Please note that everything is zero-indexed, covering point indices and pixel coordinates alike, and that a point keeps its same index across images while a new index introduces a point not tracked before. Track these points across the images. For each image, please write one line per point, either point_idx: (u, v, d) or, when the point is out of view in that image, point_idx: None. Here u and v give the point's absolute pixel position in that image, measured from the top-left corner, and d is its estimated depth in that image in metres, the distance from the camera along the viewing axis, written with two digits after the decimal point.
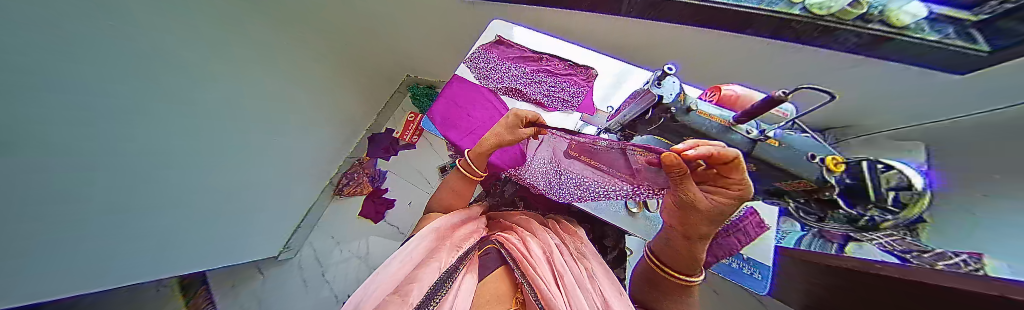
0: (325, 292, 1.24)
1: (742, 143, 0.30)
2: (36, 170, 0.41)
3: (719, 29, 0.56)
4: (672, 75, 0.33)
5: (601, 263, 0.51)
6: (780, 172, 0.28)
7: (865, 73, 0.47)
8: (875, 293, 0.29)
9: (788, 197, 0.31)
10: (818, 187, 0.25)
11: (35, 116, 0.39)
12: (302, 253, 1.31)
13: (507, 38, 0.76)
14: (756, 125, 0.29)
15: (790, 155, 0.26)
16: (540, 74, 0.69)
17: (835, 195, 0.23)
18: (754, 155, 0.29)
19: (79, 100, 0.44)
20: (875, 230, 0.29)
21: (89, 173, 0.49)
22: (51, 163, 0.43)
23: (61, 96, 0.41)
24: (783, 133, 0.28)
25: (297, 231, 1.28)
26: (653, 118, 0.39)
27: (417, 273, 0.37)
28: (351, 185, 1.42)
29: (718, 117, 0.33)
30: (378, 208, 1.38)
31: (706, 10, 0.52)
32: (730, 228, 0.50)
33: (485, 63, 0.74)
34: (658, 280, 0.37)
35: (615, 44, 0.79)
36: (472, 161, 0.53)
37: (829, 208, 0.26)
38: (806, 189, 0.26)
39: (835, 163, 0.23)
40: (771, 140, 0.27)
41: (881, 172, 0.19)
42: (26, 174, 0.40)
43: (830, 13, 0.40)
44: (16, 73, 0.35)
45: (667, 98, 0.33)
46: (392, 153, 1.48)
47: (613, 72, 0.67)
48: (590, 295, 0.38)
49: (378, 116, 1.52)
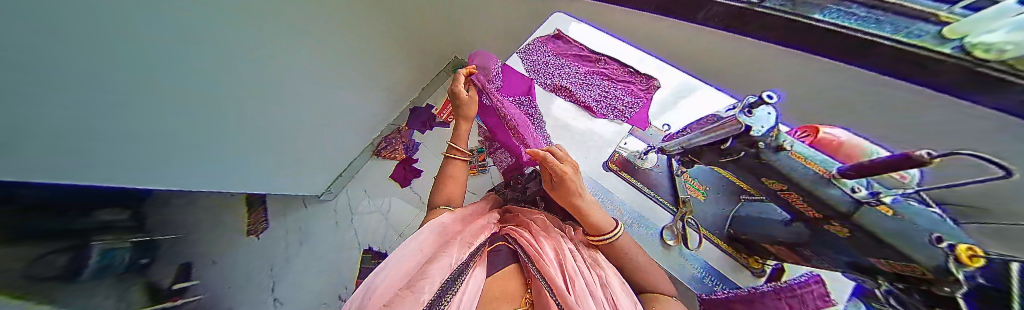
0: (349, 236, 1.41)
1: (844, 202, 0.24)
2: (44, 168, 0.43)
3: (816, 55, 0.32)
4: (770, 105, 0.28)
5: (617, 276, 0.48)
6: (891, 249, 0.22)
7: None
8: None
9: (882, 278, 0.26)
10: (938, 278, 0.19)
11: (32, 116, 0.36)
12: (338, 198, 1.49)
13: (564, 33, 0.80)
14: (866, 183, 0.22)
15: (902, 229, 0.21)
16: (594, 77, 0.75)
17: (959, 294, 0.19)
18: (853, 217, 0.24)
19: (177, 49, 0.51)
20: None
21: (91, 168, 0.49)
22: (60, 162, 0.44)
23: (59, 95, 0.37)
24: (900, 201, 0.20)
25: (339, 178, 1.46)
26: (731, 150, 0.34)
27: (428, 269, 0.42)
28: (388, 149, 1.56)
29: (815, 164, 0.26)
30: (406, 175, 1.49)
31: (799, 27, 0.33)
32: (783, 290, 0.43)
33: (541, 57, 0.82)
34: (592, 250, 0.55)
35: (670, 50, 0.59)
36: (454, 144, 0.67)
37: (935, 305, 0.22)
38: (910, 275, 0.22)
39: (969, 254, 0.17)
40: (884, 207, 0.21)
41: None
42: (33, 171, 0.42)
43: (997, 58, 0.17)
44: (12, 72, 0.30)
45: (757, 131, 0.29)
46: (428, 127, 1.56)
47: (675, 84, 0.61)
48: (600, 299, 0.40)
49: (422, 90, 1.60)
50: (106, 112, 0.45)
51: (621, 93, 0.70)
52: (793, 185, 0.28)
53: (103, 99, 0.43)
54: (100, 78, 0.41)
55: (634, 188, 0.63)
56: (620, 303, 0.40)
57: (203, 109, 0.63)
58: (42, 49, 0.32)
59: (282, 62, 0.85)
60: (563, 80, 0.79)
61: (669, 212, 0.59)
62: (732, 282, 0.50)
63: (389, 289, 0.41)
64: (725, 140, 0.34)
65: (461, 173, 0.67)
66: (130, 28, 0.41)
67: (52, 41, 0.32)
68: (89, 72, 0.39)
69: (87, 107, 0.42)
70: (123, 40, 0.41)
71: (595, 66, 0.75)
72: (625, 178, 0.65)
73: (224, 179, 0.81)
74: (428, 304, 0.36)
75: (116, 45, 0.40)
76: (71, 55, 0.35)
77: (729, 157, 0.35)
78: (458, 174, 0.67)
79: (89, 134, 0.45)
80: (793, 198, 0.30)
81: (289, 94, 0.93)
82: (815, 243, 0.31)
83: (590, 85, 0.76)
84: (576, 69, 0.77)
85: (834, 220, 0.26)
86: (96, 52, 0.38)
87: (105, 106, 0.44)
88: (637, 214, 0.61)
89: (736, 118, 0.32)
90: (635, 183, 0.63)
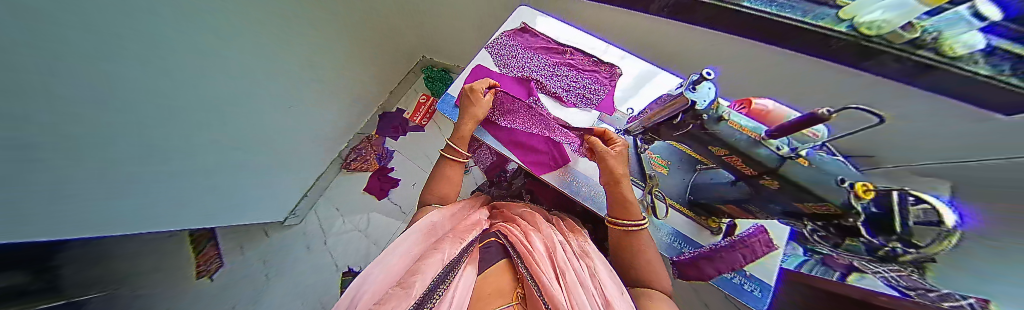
0: (326, 259, 1.31)
1: (770, 159, 0.28)
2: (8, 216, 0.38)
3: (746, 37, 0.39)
4: (710, 80, 0.31)
5: (605, 263, 0.51)
6: (808, 195, 0.26)
7: None
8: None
9: (805, 220, 0.31)
10: (841, 214, 0.24)
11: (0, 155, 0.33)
12: (307, 220, 1.37)
13: (531, 26, 0.74)
14: (787, 142, 0.26)
15: (814, 178, 0.24)
16: (562, 68, 0.67)
17: (857, 223, 0.23)
18: (779, 171, 0.28)
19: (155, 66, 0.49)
20: (881, 263, 0.27)
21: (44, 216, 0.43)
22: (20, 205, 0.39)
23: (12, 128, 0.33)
24: (813, 153, 0.24)
25: (305, 198, 1.32)
26: (681, 123, 0.37)
27: (420, 265, 0.40)
28: (358, 160, 1.45)
29: (747, 130, 0.29)
30: (383, 185, 1.41)
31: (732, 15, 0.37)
32: (737, 242, 0.49)
33: (506, 50, 0.71)
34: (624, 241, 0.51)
35: (649, 44, 0.68)
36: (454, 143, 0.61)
37: (847, 235, 0.27)
38: (826, 213, 0.26)
39: (865, 190, 0.21)
40: (801, 159, 0.25)
41: (913, 205, 0.19)
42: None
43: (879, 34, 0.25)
44: None
45: (700, 105, 0.31)
46: (401, 132, 1.49)
47: (635, 72, 0.64)
48: (593, 294, 0.41)
49: (390, 95, 1.52)
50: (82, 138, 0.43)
51: (590, 82, 0.64)
52: (734, 150, 0.32)
53: (75, 125, 0.41)
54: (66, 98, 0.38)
55: None
56: (612, 298, 0.41)
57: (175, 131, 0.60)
58: (6, 71, 0.30)
59: (265, 82, 0.81)
60: (531, 72, 0.67)
61: (639, 187, 0.59)
62: (695, 242, 0.56)
63: (378, 288, 0.39)
64: (677, 115, 0.37)
65: (458, 174, 0.63)
66: (101, 45, 0.40)
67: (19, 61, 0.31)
68: (49, 94, 0.36)
69: (52, 137, 0.39)
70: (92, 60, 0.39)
71: (562, 58, 0.68)
72: None
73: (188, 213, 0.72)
74: (419, 300, 0.35)
75: (82, 66, 0.38)
76: (32, 75, 0.33)
77: (681, 130, 0.38)
78: (454, 175, 0.63)
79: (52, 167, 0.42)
80: (735, 161, 0.34)
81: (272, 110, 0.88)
82: (756, 196, 0.35)
83: (559, 76, 0.66)
84: (545, 61, 0.68)
85: (766, 175, 0.30)
86: (58, 73, 0.36)
87: (72, 131, 0.42)
88: None
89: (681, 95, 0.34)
90: None
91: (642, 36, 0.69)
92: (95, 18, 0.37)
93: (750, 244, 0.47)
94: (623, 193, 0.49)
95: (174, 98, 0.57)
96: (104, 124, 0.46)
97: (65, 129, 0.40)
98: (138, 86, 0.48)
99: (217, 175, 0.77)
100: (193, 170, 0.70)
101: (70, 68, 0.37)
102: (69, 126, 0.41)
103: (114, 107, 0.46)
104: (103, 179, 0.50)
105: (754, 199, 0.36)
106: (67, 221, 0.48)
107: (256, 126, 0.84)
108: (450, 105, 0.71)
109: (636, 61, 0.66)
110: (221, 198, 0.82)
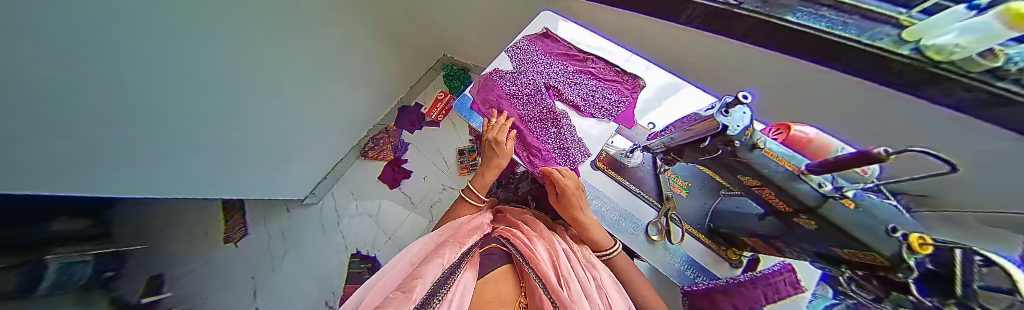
0: (336, 240, 1.38)
1: (812, 197, 0.25)
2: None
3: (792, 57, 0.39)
4: (746, 104, 0.29)
5: (613, 281, 0.51)
6: (848, 239, 0.24)
7: None
8: None
9: (845, 267, 0.28)
10: (892, 266, 0.22)
11: None
12: (325, 200, 1.45)
13: (554, 32, 0.72)
14: (830, 179, 0.23)
15: (861, 221, 0.22)
16: (582, 76, 0.66)
17: (910, 277, 0.21)
18: (819, 210, 0.25)
19: (172, 71, 0.56)
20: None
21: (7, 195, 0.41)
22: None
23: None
24: (862, 195, 0.22)
25: (325, 179, 1.42)
26: (707, 148, 0.35)
27: (421, 270, 0.42)
28: (375, 150, 1.51)
29: (785, 161, 0.27)
30: (395, 176, 1.46)
31: (780, 32, 0.38)
32: (758, 279, 0.48)
33: (526, 54, 0.70)
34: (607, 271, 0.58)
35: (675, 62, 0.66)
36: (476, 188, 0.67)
37: (894, 290, 0.24)
38: (870, 262, 0.24)
39: (920, 243, 0.19)
40: (846, 200, 0.23)
41: (974, 267, 0.16)
42: None
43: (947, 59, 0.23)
44: None
45: (732, 130, 0.29)
46: (417, 126, 1.53)
47: (662, 86, 0.61)
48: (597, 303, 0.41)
49: (411, 89, 1.55)
50: (104, 137, 0.50)
51: (609, 93, 0.62)
52: (766, 181, 0.29)
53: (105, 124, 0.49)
54: (106, 102, 0.47)
55: (621, 186, 0.60)
56: None
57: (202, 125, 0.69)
58: None
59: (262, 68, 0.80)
60: (550, 78, 0.66)
61: (654, 208, 0.57)
62: (711, 272, 0.52)
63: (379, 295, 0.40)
64: (704, 139, 0.35)
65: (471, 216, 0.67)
66: (121, 50, 0.45)
67: (49, 74, 0.38)
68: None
69: (78, 137, 0.46)
70: (114, 67, 0.45)
71: (581, 65, 0.67)
72: (619, 181, 0.60)
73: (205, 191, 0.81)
74: (420, 302, 0.35)
75: (108, 75, 0.45)
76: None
77: (709, 155, 0.36)
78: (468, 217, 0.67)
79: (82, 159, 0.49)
80: (767, 193, 0.31)
81: (276, 105, 0.92)
82: (787, 234, 0.33)
83: (577, 84, 0.65)
84: (564, 68, 0.67)
85: (802, 214, 0.28)
86: (92, 81, 0.43)
87: (107, 129, 0.50)
88: (619, 206, 0.59)
89: (713, 118, 0.32)
90: (624, 183, 0.59)
91: (658, 45, 0.66)
92: (114, 31, 0.43)
93: (775, 282, 0.46)
94: (589, 235, 0.57)
95: (180, 85, 0.59)
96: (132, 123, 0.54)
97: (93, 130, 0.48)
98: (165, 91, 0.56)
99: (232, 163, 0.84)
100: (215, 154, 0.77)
101: (100, 77, 0.44)
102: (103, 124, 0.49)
103: (137, 107, 0.53)
104: (127, 160, 0.57)
105: (786, 236, 0.33)
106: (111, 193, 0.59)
107: (257, 111, 0.86)
108: (466, 105, 0.72)
109: (661, 72, 0.63)
110: (239, 178, 0.90)
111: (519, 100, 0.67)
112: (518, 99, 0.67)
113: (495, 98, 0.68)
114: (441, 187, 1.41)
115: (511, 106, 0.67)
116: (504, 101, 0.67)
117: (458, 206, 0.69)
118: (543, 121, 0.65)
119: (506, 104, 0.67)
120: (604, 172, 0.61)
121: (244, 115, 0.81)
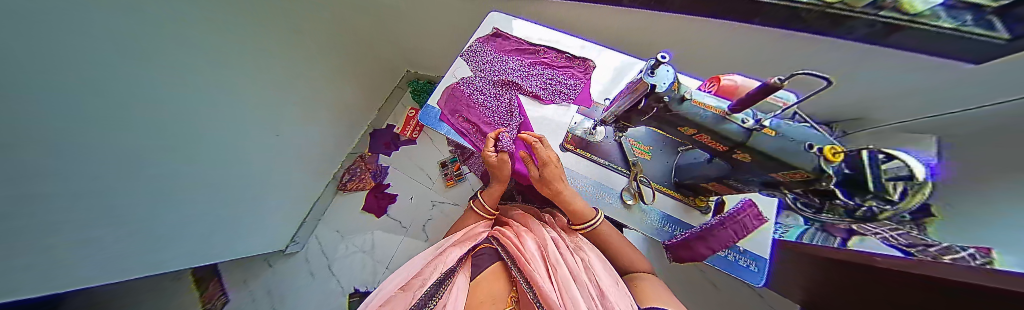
0: (331, 284, 1.29)
1: (738, 134, 0.29)
2: None
3: (727, 21, 0.52)
4: (666, 63, 0.29)
5: (600, 256, 0.51)
6: (777, 163, 0.27)
7: (850, 60, 0.44)
8: (831, 271, 0.43)
9: (784, 188, 0.32)
10: (813, 178, 0.25)
11: None
12: (309, 245, 1.36)
13: (505, 31, 0.74)
14: (751, 115, 0.28)
15: (784, 145, 0.26)
16: (537, 67, 0.68)
17: (830, 185, 0.24)
18: (747, 144, 0.28)
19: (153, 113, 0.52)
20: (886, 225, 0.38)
21: None
22: None
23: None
24: (781, 123, 0.27)
25: (304, 224, 1.32)
26: (645, 109, 0.37)
27: (424, 269, 0.47)
28: (354, 180, 1.45)
29: (712, 107, 0.30)
30: (380, 203, 1.40)
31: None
32: (727, 219, 0.51)
33: (481, 56, 0.71)
34: (598, 241, 0.57)
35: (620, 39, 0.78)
36: (485, 200, 0.63)
37: (826, 197, 0.28)
38: (803, 180, 0.26)
39: (833, 152, 0.22)
40: (767, 130, 0.27)
41: (883, 162, 0.20)
42: None
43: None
44: None
45: (660, 87, 0.30)
46: (393, 148, 1.49)
47: (611, 65, 0.66)
48: (585, 288, 0.41)
49: (379, 112, 1.51)
50: (70, 213, 0.44)
51: (564, 78, 0.65)
52: (700, 128, 0.32)
53: (89, 180, 0.45)
54: (97, 155, 0.44)
55: (594, 163, 0.61)
56: (605, 288, 0.41)
57: (179, 158, 0.62)
58: None
59: (240, 114, 0.76)
60: (508, 74, 0.68)
61: (623, 175, 0.59)
62: (687, 223, 0.55)
63: (385, 290, 0.44)
64: (640, 101, 0.36)
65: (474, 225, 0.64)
66: (104, 103, 0.42)
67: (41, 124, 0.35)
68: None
69: (47, 214, 0.41)
70: (90, 121, 0.41)
71: (535, 57, 0.70)
72: (589, 159, 0.61)
73: (176, 243, 0.71)
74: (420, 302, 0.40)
75: (93, 120, 0.41)
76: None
77: (648, 114, 0.38)
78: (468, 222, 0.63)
79: (64, 222, 0.44)
80: (704, 138, 0.34)
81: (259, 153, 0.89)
82: (737, 171, 0.36)
83: (535, 75, 0.67)
84: (519, 62, 0.69)
85: (738, 150, 0.31)
86: (75, 128, 0.39)
87: (72, 199, 0.43)
88: (593, 181, 0.59)
89: (639, 80, 0.33)
90: (594, 159, 0.61)
91: (612, 32, 0.78)
92: (99, 79, 0.40)
93: (740, 219, 0.50)
94: (572, 203, 0.54)
95: (150, 142, 0.54)
96: (112, 157, 0.47)
97: (75, 170, 0.42)
98: (149, 126, 0.53)
99: (201, 223, 0.76)
100: (180, 216, 0.69)
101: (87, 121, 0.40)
102: (84, 186, 0.44)
103: (117, 155, 0.48)
104: (93, 235, 0.50)
105: (735, 174, 0.38)
106: (96, 245, 0.52)
107: (237, 163, 0.82)
108: (433, 116, 0.70)
109: (607, 53, 0.67)
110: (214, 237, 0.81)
111: (489, 104, 0.67)
112: (489, 103, 0.67)
113: (467, 105, 0.68)
114: (430, 204, 1.38)
115: (479, 111, 0.67)
116: (472, 106, 0.68)
117: (462, 218, 0.65)
118: (510, 121, 0.65)
119: (478, 110, 0.67)
120: (574, 153, 0.62)
121: (220, 168, 0.76)
